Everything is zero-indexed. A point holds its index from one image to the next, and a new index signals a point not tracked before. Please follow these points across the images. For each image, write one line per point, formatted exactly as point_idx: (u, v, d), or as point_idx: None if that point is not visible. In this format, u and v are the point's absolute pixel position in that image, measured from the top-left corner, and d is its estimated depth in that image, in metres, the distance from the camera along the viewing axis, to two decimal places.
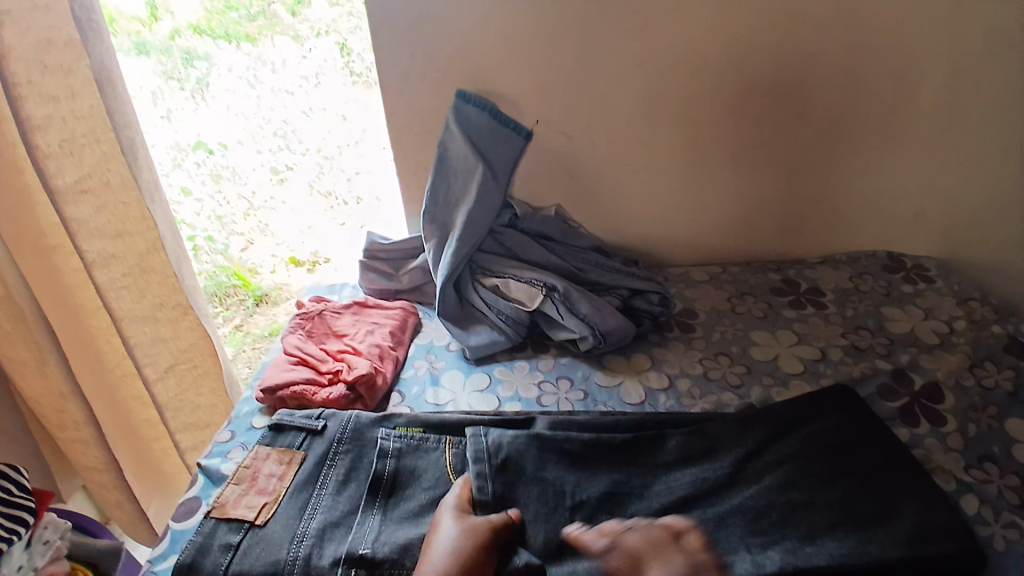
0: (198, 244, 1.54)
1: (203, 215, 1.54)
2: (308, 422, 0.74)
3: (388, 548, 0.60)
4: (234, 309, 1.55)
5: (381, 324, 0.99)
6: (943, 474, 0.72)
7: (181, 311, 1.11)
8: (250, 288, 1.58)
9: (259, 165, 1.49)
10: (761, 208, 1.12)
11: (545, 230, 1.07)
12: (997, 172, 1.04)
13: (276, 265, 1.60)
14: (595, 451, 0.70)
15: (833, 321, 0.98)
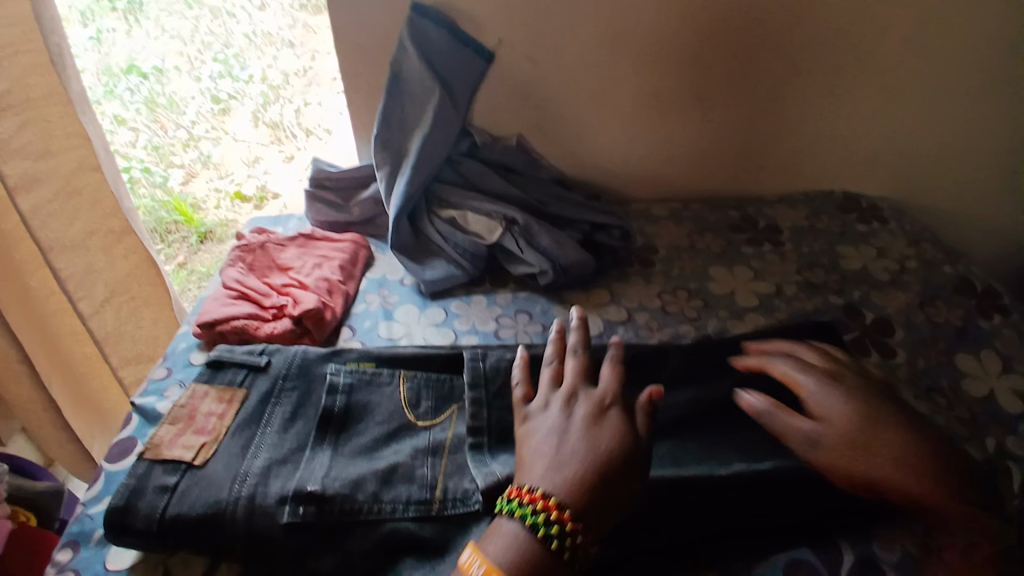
0: (133, 177, 1.35)
1: (139, 145, 1.36)
2: (251, 358, 0.70)
3: (340, 484, 0.57)
4: (177, 247, 1.41)
5: (330, 257, 0.93)
6: None
7: (113, 238, 1.04)
8: (193, 224, 1.41)
9: (199, 91, 1.37)
10: (724, 143, 1.10)
11: (507, 160, 1.01)
12: (957, 113, 1.04)
13: (221, 201, 1.43)
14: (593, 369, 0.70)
15: (788, 257, 0.98)
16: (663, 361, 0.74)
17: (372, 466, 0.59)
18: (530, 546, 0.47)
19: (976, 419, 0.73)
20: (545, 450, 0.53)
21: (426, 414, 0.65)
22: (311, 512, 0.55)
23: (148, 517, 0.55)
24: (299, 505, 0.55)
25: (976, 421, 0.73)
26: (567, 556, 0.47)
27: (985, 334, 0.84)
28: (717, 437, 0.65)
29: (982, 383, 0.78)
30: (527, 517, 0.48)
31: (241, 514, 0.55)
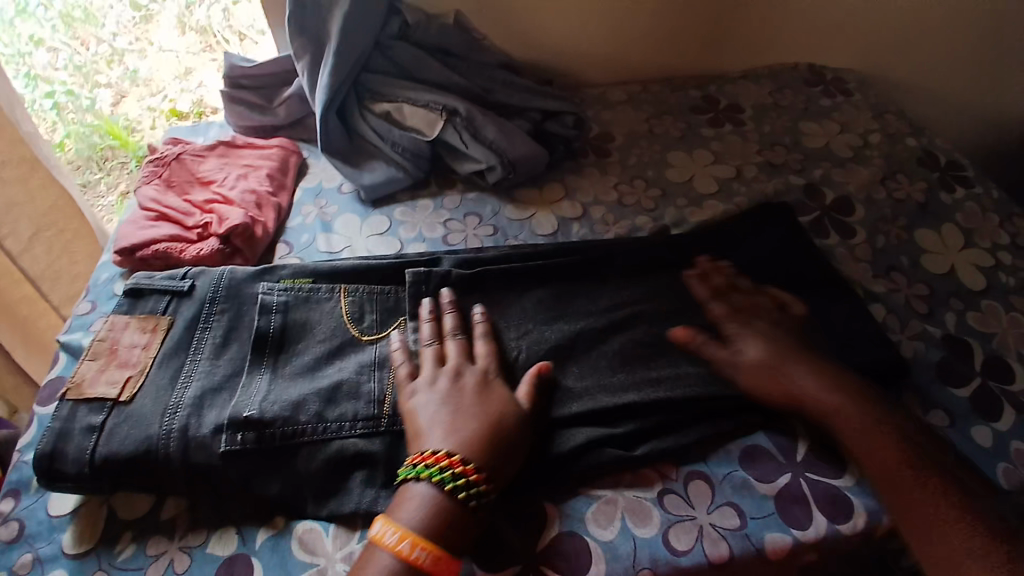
0: (59, 103, 1.17)
1: (60, 66, 1.15)
2: (172, 284, 0.64)
3: (278, 407, 0.54)
4: (118, 175, 1.31)
5: (256, 167, 0.84)
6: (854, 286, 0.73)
7: (28, 166, 0.92)
8: (130, 147, 1.31)
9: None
10: (683, 12, 0.99)
11: (444, 42, 0.90)
12: None
13: (156, 120, 1.33)
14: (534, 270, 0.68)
15: (750, 138, 0.93)
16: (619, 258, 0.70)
17: (313, 386, 0.57)
18: (440, 504, 0.48)
19: (935, 295, 0.73)
20: (439, 422, 0.52)
21: (372, 328, 0.62)
22: (250, 439, 0.52)
23: (78, 460, 0.52)
24: (236, 433, 0.52)
25: (935, 298, 0.73)
26: (473, 504, 0.48)
27: (948, 208, 0.83)
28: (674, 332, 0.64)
29: (943, 259, 0.77)
30: (434, 478, 0.49)
31: (177, 449, 0.52)
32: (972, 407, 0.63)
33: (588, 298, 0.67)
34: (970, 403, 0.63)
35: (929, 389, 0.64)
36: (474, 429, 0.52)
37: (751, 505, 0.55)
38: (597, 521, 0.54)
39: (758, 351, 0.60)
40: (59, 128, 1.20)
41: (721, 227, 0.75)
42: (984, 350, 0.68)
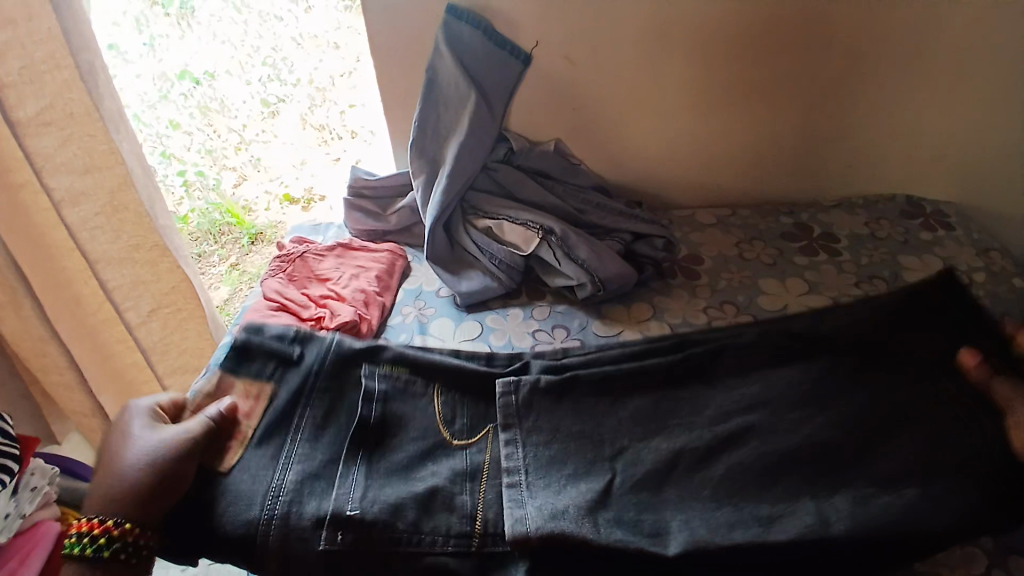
0: (188, 179, 1.48)
1: (193, 149, 1.45)
2: (280, 348, 0.73)
3: (376, 510, 0.60)
4: (229, 248, 1.56)
5: (367, 268, 0.93)
6: None
7: (158, 252, 1.05)
8: (245, 226, 1.56)
9: (249, 96, 1.39)
10: (772, 145, 1.04)
11: (543, 166, 0.99)
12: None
13: (271, 203, 1.57)
14: (630, 382, 0.70)
15: (846, 269, 0.92)
16: (694, 381, 0.71)
17: (409, 491, 0.62)
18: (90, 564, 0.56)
19: None
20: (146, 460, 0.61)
21: (461, 432, 0.68)
22: (349, 539, 0.58)
23: (195, 530, 0.60)
24: (336, 532, 0.58)
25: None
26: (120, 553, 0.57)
27: None
28: (756, 465, 0.61)
29: None
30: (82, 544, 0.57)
31: (277, 535, 0.59)
32: None
33: (689, 408, 0.68)
34: None
35: None
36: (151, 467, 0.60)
37: None
38: None
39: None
40: (187, 204, 1.51)
41: None
42: None
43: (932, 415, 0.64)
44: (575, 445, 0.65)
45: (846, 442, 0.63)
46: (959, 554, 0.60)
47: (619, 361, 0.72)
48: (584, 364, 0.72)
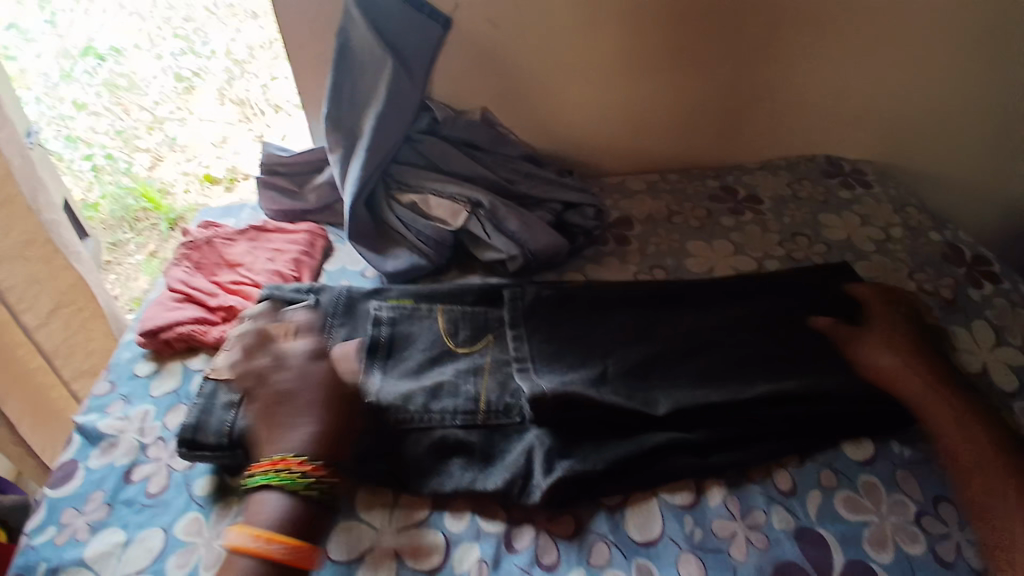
0: (97, 164, 1.36)
1: (102, 131, 1.38)
2: (298, 296, 0.74)
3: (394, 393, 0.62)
4: (148, 235, 1.35)
5: (284, 250, 0.87)
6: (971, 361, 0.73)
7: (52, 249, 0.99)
8: (162, 210, 1.36)
9: (160, 71, 1.42)
10: (698, 109, 1.04)
11: (470, 136, 0.94)
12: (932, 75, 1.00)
13: (190, 184, 1.39)
14: (616, 300, 0.74)
15: (770, 228, 0.94)
16: (658, 305, 0.74)
17: (420, 382, 0.65)
18: (302, 509, 0.54)
19: None
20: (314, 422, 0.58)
21: (464, 341, 0.70)
22: (371, 417, 0.60)
23: (219, 431, 0.60)
24: (356, 413, 0.61)
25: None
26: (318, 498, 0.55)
27: (977, 305, 0.81)
28: (721, 383, 0.64)
29: (977, 358, 0.74)
30: (288, 485, 0.54)
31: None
32: None
33: (665, 324, 0.71)
34: None
35: None
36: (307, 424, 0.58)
37: None
38: None
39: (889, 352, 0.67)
40: (96, 189, 1.36)
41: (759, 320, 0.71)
42: None
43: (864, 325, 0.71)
44: (571, 347, 0.69)
45: (783, 355, 0.67)
46: (889, 503, 0.58)
47: (613, 289, 0.76)
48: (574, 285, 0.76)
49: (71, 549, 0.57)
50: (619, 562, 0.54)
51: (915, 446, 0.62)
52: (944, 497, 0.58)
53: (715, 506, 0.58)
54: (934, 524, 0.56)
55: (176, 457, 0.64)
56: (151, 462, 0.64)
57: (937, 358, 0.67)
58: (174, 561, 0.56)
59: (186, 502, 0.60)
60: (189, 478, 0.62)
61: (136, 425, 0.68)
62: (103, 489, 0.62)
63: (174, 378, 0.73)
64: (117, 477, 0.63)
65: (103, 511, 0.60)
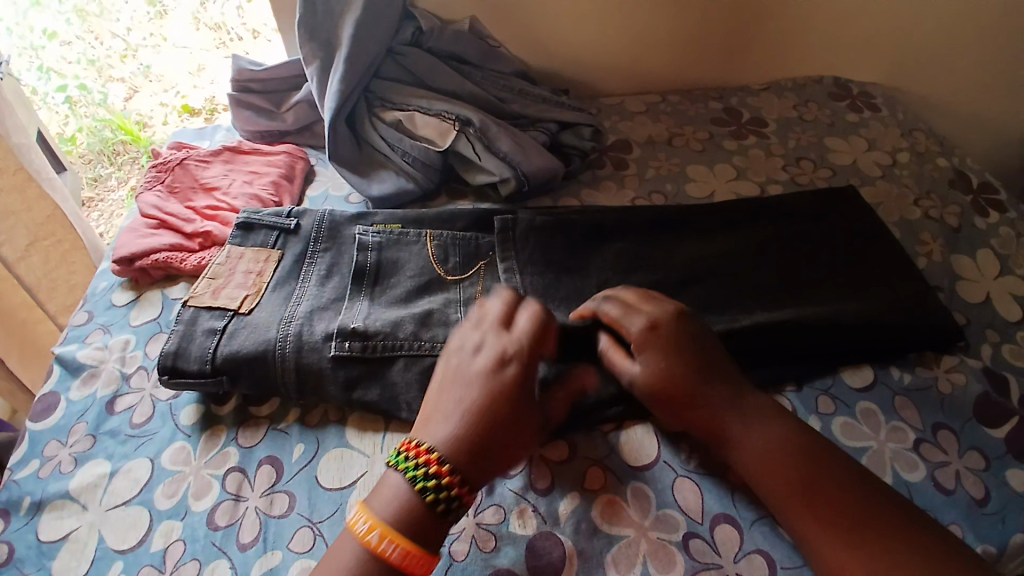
0: (72, 96, 1.24)
1: (73, 60, 1.25)
2: (279, 221, 0.69)
3: (381, 322, 0.60)
4: (129, 170, 1.29)
5: (263, 173, 0.81)
6: (970, 289, 0.72)
7: (23, 178, 0.93)
8: (141, 143, 1.29)
9: None
10: (703, 23, 0.96)
11: (458, 49, 0.87)
12: None
13: (168, 116, 1.31)
14: (616, 225, 0.71)
15: (774, 152, 0.90)
16: (658, 233, 0.71)
17: (408, 311, 0.62)
18: (420, 510, 0.45)
19: (969, 327, 0.68)
20: (453, 412, 0.49)
21: (455, 269, 0.67)
22: (357, 347, 0.58)
23: (200, 358, 0.58)
24: (345, 341, 0.58)
25: (969, 328, 0.68)
26: (450, 513, 0.46)
27: (981, 233, 0.78)
28: (718, 313, 0.63)
29: (979, 286, 0.72)
30: (414, 478, 0.46)
31: (291, 354, 0.58)
32: (1008, 449, 0.57)
33: (663, 253, 0.69)
34: (1004, 444, 0.57)
35: (961, 431, 0.58)
36: (469, 419, 0.48)
37: (782, 553, 0.49)
38: (617, 566, 0.49)
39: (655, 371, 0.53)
40: (72, 123, 1.25)
41: (759, 246, 0.69)
42: (1020, 386, 0.62)
43: (862, 254, 0.69)
44: (565, 278, 0.66)
45: (784, 287, 0.66)
46: (887, 430, 0.58)
47: (608, 211, 0.72)
48: (566, 211, 0.73)
49: (54, 482, 0.56)
50: (615, 486, 0.54)
51: (913, 372, 0.62)
52: (944, 426, 0.59)
53: None
54: (932, 452, 0.56)
55: (159, 387, 0.62)
56: (134, 393, 0.62)
57: (924, 287, 0.66)
58: (162, 490, 0.54)
59: (171, 432, 0.58)
60: (174, 408, 0.60)
61: (115, 356, 0.65)
62: (85, 422, 0.60)
63: (152, 308, 0.70)
64: (98, 409, 0.61)
65: (86, 443, 0.59)
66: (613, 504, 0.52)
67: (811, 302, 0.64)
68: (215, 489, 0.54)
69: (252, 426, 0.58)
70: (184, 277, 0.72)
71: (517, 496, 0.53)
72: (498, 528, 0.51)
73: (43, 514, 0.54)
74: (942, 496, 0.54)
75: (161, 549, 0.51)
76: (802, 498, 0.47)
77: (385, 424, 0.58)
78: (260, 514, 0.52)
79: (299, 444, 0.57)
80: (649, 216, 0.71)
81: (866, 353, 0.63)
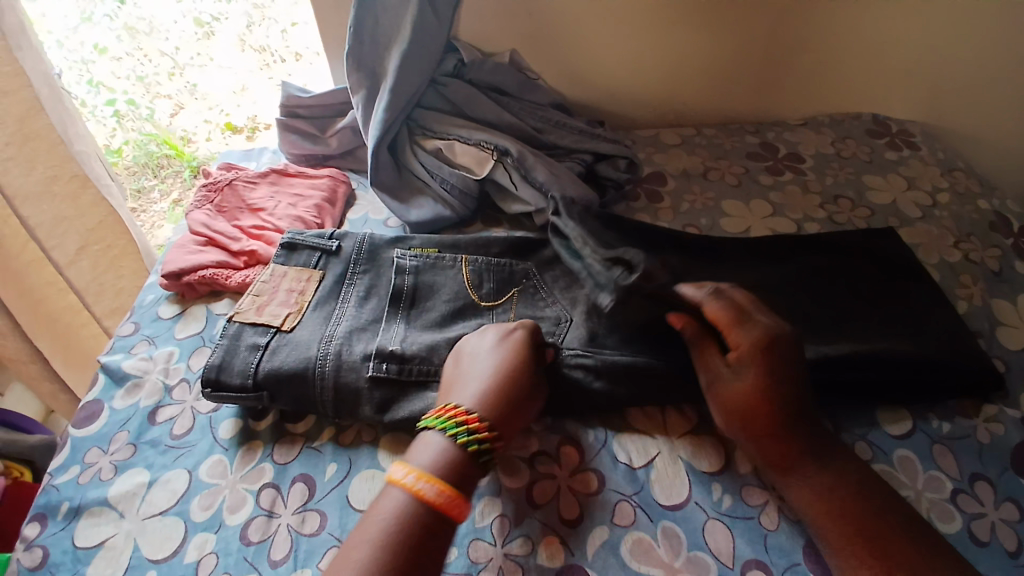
0: (119, 110, 1.29)
1: (122, 75, 1.27)
2: (321, 242, 0.72)
3: (417, 345, 0.61)
4: (171, 182, 1.40)
5: (307, 196, 0.84)
6: (1014, 336, 0.70)
7: (80, 184, 0.98)
8: (184, 157, 1.40)
9: (180, 14, 1.24)
10: (740, 58, 0.97)
11: (498, 80, 0.90)
12: (997, 27, 0.92)
13: (212, 133, 1.42)
14: None
15: (809, 189, 0.89)
16: (693, 268, 0.71)
17: (443, 336, 0.63)
18: (460, 462, 0.49)
19: (1011, 375, 0.66)
20: (471, 378, 0.55)
21: (489, 294, 0.68)
22: (394, 369, 0.59)
23: (243, 373, 0.60)
24: (382, 362, 0.60)
25: (1011, 376, 0.66)
26: (484, 464, 0.50)
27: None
28: None
29: (1021, 332, 0.70)
30: (454, 433, 0.51)
31: (330, 372, 0.59)
32: None
33: None
34: None
35: (999, 481, 0.56)
36: (486, 384, 0.54)
37: None
38: None
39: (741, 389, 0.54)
40: (118, 136, 1.33)
41: (794, 285, 0.69)
42: None
43: (901, 297, 0.68)
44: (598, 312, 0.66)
45: (821, 327, 0.65)
46: (923, 478, 0.56)
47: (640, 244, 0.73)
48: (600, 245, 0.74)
49: (95, 489, 0.58)
50: (645, 524, 0.53)
51: (953, 421, 0.61)
52: (981, 476, 0.57)
53: (745, 474, 0.56)
54: (968, 502, 0.55)
55: (200, 400, 0.64)
56: (176, 404, 0.64)
57: (964, 333, 0.64)
58: (198, 502, 0.56)
59: (209, 445, 0.60)
60: (213, 421, 0.62)
61: (159, 367, 0.68)
62: (127, 431, 0.62)
63: (196, 322, 0.72)
64: (140, 419, 0.63)
65: (127, 452, 0.61)
66: (644, 541, 0.52)
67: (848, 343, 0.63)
68: (249, 504, 0.55)
69: (287, 443, 0.60)
70: (228, 293, 0.75)
71: (547, 527, 0.53)
72: (525, 559, 0.51)
73: (81, 519, 0.56)
74: (977, 547, 0.52)
75: (195, 560, 0.52)
76: (852, 533, 0.47)
77: None
78: (292, 531, 0.53)
79: (331, 464, 0.58)
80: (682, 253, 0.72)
81: (906, 398, 0.61)
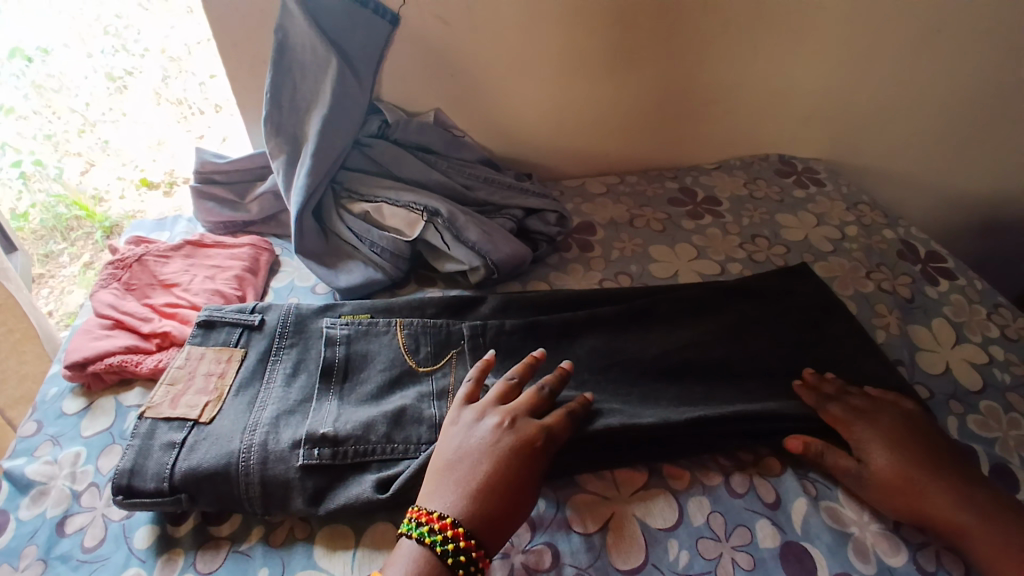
0: (26, 172, 1.12)
1: (29, 135, 1.11)
2: (242, 317, 0.67)
3: (352, 425, 0.58)
4: (82, 246, 1.19)
5: (226, 267, 0.80)
6: (930, 360, 0.75)
7: None
8: (96, 219, 1.18)
9: (91, 69, 1.08)
10: (654, 110, 1.02)
11: (424, 140, 0.90)
12: (875, 75, 1.02)
13: (126, 190, 1.21)
14: (586, 320, 0.71)
15: (730, 230, 0.94)
16: (627, 326, 0.71)
17: (379, 410, 0.60)
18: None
19: (934, 400, 0.70)
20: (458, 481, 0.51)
21: (427, 360, 0.66)
22: (327, 454, 0.56)
23: (158, 476, 0.54)
24: (314, 448, 0.56)
25: (934, 401, 0.70)
26: None
27: (933, 302, 0.82)
28: (693, 401, 0.64)
29: (937, 356, 0.75)
30: (436, 545, 0.47)
31: (256, 465, 0.55)
32: None
33: (636, 345, 0.69)
34: None
35: None
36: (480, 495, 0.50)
37: None
38: None
39: (889, 460, 0.57)
40: (24, 199, 1.14)
41: (727, 329, 0.71)
42: (989, 456, 0.64)
43: (825, 334, 0.71)
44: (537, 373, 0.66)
45: (755, 369, 0.67)
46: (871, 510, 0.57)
47: (575, 300, 0.74)
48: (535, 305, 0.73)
49: None
50: None
51: None
52: None
53: (699, 525, 0.56)
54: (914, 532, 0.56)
55: (113, 505, 0.58)
56: (85, 513, 0.57)
57: (884, 364, 0.68)
58: None
59: (125, 558, 0.54)
60: (128, 529, 0.56)
61: (66, 471, 0.61)
62: (36, 544, 0.55)
63: (105, 417, 0.66)
64: (48, 530, 0.56)
65: (37, 569, 0.53)
66: None
67: (779, 386, 0.66)
68: None
69: (212, 548, 0.54)
70: (139, 381, 0.69)
71: None
72: None
73: None
74: None
75: None
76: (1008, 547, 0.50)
77: (356, 540, 0.54)
78: None
79: (262, 569, 0.53)
80: (618, 305, 0.73)
81: None
